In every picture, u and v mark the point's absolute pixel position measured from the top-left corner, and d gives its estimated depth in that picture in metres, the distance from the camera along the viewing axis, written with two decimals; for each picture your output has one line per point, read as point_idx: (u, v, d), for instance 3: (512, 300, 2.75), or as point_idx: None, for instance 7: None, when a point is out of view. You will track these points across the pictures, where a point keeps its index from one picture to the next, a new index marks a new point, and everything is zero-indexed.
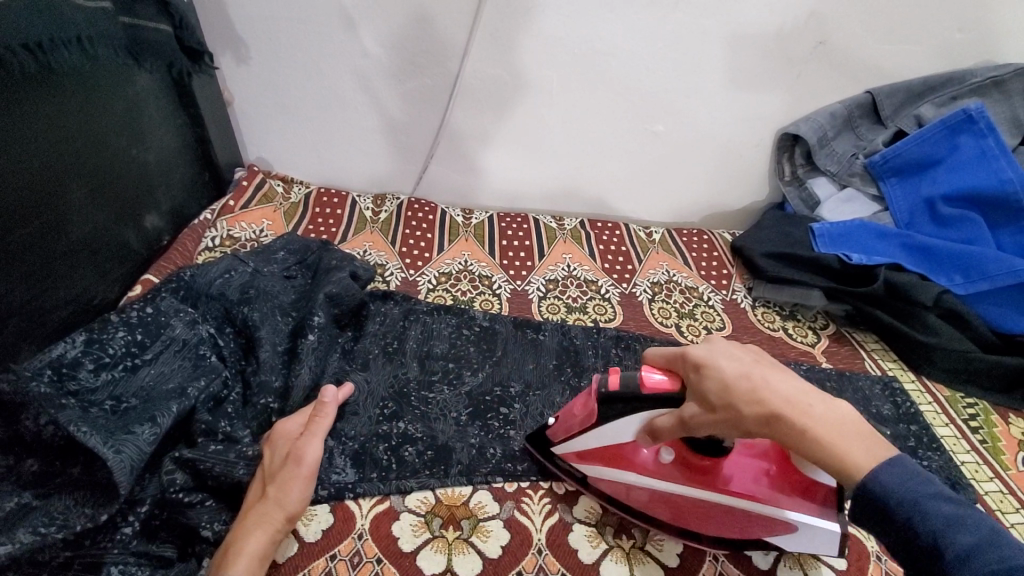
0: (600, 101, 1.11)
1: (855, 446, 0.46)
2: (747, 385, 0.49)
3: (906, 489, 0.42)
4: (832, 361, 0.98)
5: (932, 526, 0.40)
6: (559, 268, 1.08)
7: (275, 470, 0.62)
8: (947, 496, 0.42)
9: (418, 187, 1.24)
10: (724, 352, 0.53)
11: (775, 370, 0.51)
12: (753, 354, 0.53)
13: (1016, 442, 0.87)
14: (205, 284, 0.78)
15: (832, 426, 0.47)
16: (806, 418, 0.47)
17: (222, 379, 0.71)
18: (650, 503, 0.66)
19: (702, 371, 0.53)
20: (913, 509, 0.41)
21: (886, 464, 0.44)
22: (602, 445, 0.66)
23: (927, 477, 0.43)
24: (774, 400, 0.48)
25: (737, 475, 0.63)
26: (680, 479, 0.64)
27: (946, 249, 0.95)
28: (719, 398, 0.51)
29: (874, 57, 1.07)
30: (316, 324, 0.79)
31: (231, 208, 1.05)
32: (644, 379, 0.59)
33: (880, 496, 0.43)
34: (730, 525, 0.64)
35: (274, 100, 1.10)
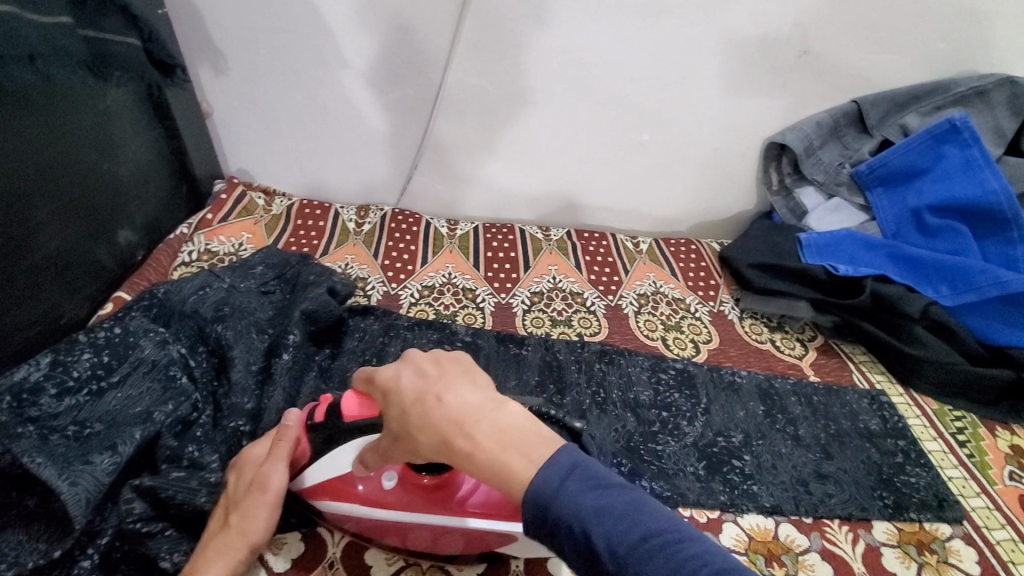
0: (583, 111, 1.10)
1: (519, 458, 0.40)
2: (419, 409, 0.43)
3: (561, 491, 0.38)
4: (820, 374, 0.96)
5: (583, 526, 0.37)
6: (544, 280, 1.07)
7: (238, 497, 0.59)
8: (598, 482, 0.39)
9: (402, 198, 1.22)
10: (412, 368, 0.46)
11: (464, 379, 0.44)
12: (439, 358, 0.45)
13: (1004, 456, 0.86)
14: (178, 302, 0.76)
15: (497, 442, 0.41)
16: (468, 437, 0.41)
17: (191, 402, 0.69)
18: (400, 532, 0.61)
19: (390, 395, 0.46)
20: (565, 509, 0.38)
21: (546, 466, 0.40)
22: (334, 477, 0.60)
23: (584, 466, 0.40)
24: (440, 423, 0.41)
25: (472, 489, 0.57)
26: (413, 502, 0.58)
27: (932, 260, 0.95)
28: (401, 426, 0.45)
29: (859, 67, 1.06)
30: (291, 343, 0.77)
31: (209, 222, 1.03)
32: (342, 408, 0.57)
33: (538, 503, 0.39)
34: (476, 541, 0.58)
35: (253, 111, 1.08)
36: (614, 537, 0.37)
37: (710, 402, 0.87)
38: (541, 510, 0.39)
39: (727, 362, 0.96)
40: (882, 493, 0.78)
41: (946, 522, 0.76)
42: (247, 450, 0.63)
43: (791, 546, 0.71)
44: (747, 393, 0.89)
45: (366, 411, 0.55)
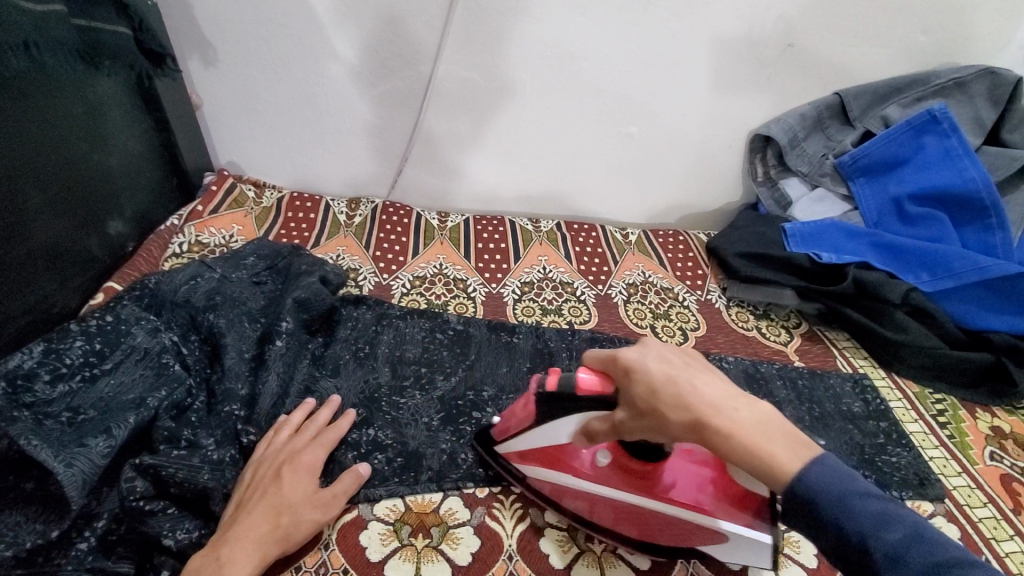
0: (573, 107, 1.12)
1: (784, 450, 0.47)
2: (671, 390, 0.50)
3: (833, 492, 0.43)
4: (805, 360, 0.98)
5: (860, 530, 0.41)
6: (535, 270, 1.08)
7: (301, 493, 0.62)
8: (872, 495, 0.43)
9: (393, 191, 1.23)
10: (655, 354, 0.53)
11: (703, 372, 0.52)
12: (683, 355, 0.53)
13: (984, 436, 0.88)
14: (169, 292, 0.77)
15: (755, 428, 0.48)
16: (726, 417, 0.48)
17: (186, 388, 0.70)
18: (586, 505, 0.66)
19: (632, 372, 0.53)
20: (838, 510, 0.43)
21: (814, 465, 0.45)
22: (544, 443, 0.67)
23: (850, 476, 0.44)
24: (695, 403, 0.49)
25: (677, 481, 0.63)
26: (618, 483, 0.64)
27: (913, 248, 0.97)
28: (646, 404, 0.52)
29: (841, 59, 1.09)
30: (284, 330, 0.77)
31: (199, 213, 1.03)
32: (578, 381, 0.59)
33: (807, 497, 0.44)
34: (664, 533, 0.63)
35: (243, 104, 1.08)
36: (892, 542, 0.40)
37: None
38: (809, 506, 0.44)
39: (714, 349, 0.98)
40: (865, 472, 0.80)
41: (928, 500, 0.78)
42: (300, 452, 0.66)
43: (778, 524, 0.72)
44: (734, 378, 0.91)
45: (605, 389, 0.57)
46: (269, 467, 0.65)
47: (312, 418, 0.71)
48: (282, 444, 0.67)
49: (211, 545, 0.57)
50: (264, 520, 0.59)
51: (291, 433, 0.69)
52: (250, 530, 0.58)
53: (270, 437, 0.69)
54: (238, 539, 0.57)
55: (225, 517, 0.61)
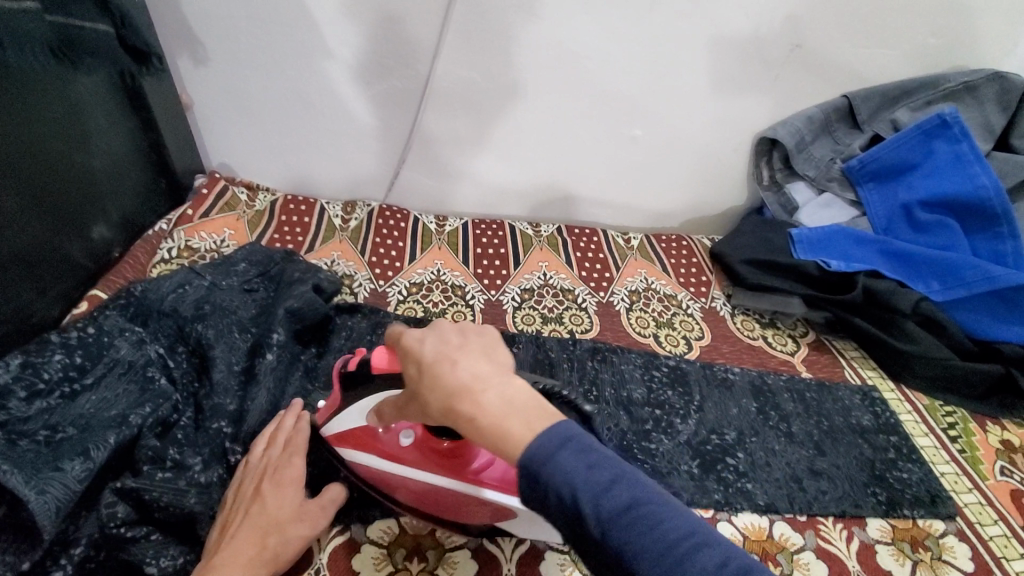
0: (574, 107, 1.09)
1: (522, 425, 0.41)
2: (432, 372, 0.46)
3: (555, 457, 0.39)
4: (812, 370, 0.95)
5: (574, 494, 0.38)
6: (535, 277, 1.05)
7: (286, 515, 0.58)
8: (589, 452, 0.40)
9: (390, 194, 1.20)
10: (436, 335, 0.48)
11: (474, 352, 0.46)
12: (464, 330, 0.48)
13: (995, 451, 0.86)
14: (156, 301, 0.74)
15: (502, 412, 0.42)
16: (475, 401, 0.43)
17: (172, 403, 0.67)
18: (402, 488, 0.63)
19: (410, 354, 0.49)
20: (554, 477, 0.39)
21: (542, 434, 0.41)
22: (351, 425, 0.63)
23: (572, 436, 0.41)
24: (452, 388, 0.44)
25: (486, 461, 0.59)
26: (427, 464, 0.61)
27: (923, 256, 0.95)
28: (415, 386, 0.48)
29: (849, 62, 1.06)
30: (275, 342, 0.74)
31: (189, 217, 1.00)
32: (371, 360, 0.58)
33: (531, 468, 0.40)
34: (468, 510, 0.61)
35: (235, 103, 1.05)
36: (604, 502, 0.38)
37: (702, 400, 0.86)
38: (533, 478, 0.40)
39: (719, 359, 0.95)
40: (875, 489, 0.77)
41: (939, 518, 0.75)
42: (276, 465, 0.61)
43: (787, 545, 0.70)
44: (740, 390, 0.88)
45: (392, 367, 0.57)
46: (248, 484, 0.60)
47: (279, 426, 0.65)
48: (258, 457, 0.63)
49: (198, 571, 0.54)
50: (249, 542, 0.55)
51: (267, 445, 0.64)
52: (237, 554, 0.54)
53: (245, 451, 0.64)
54: (223, 565, 0.53)
55: (211, 542, 0.57)
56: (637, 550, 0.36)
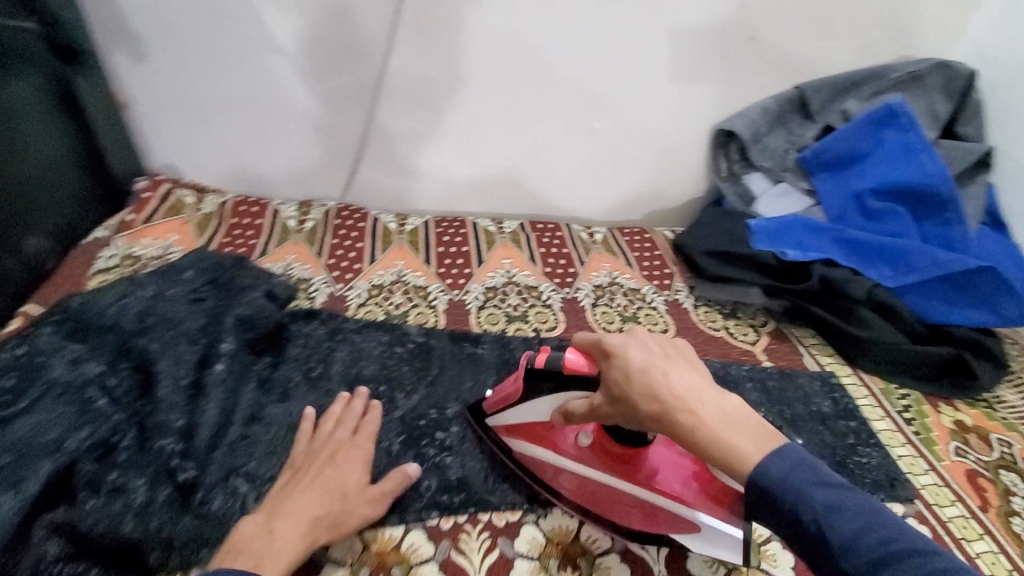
0: (533, 99, 1.08)
1: (744, 438, 0.50)
2: (644, 377, 0.54)
3: (793, 483, 0.48)
4: (774, 359, 0.97)
5: (815, 518, 0.46)
6: (499, 274, 1.04)
7: (354, 487, 0.62)
8: (828, 484, 0.47)
9: (347, 193, 1.16)
10: (638, 343, 0.57)
11: (681, 365, 0.55)
12: (666, 346, 0.57)
13: (948, 432, 0.89)
14: (95, 313, 0.70)
15: (721, 419, 0.51)
16: (692, 412, 0.52)
17: (111, 424, 0.63)
18: (565, 483, 0.68)
19: (615, 358, 0.57)
20: (795, 500, 0.47)
21: (775, 457, 0.49)
22: (529, 419, 0.68)
23: (810, 465, 0.49)
24: (665, 395, 0.53)
25: (661, 470, 0.64)
26: (598, 465, 0.66)
27: (876, 243, 0.97)
28: (618, 387, 0.56)
29: (798, 53, 1.09)
30: (225, 351, 0.72)
31: (130, 223, 0.95)
32: (564, 360, 0.62)
33: (772, 490, 0.48)
34: (632, 516, 0.65)
35: (179, 102, 1.00)
36: (846, 531, 0.44)
37: None
38: (775, 498, 0.48)
39: None
40: None
41: (898, 501, 0.78)
42: (350, 442, 0.66)
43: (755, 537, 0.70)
44: None
45: (589, 372, 0.60)
46: (322, 454, 0.65)
47: (349, 408, 0.70)
48: (328, 434, 0.67)
49: (260, 522, 0.58)
50: (318, 502, 0.59)
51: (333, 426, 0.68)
52: (301, 510, 0.58)
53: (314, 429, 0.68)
54: (288, 518, 0.57)
55: (272, 498, 0.61)
56: (874, 562, 0.43)
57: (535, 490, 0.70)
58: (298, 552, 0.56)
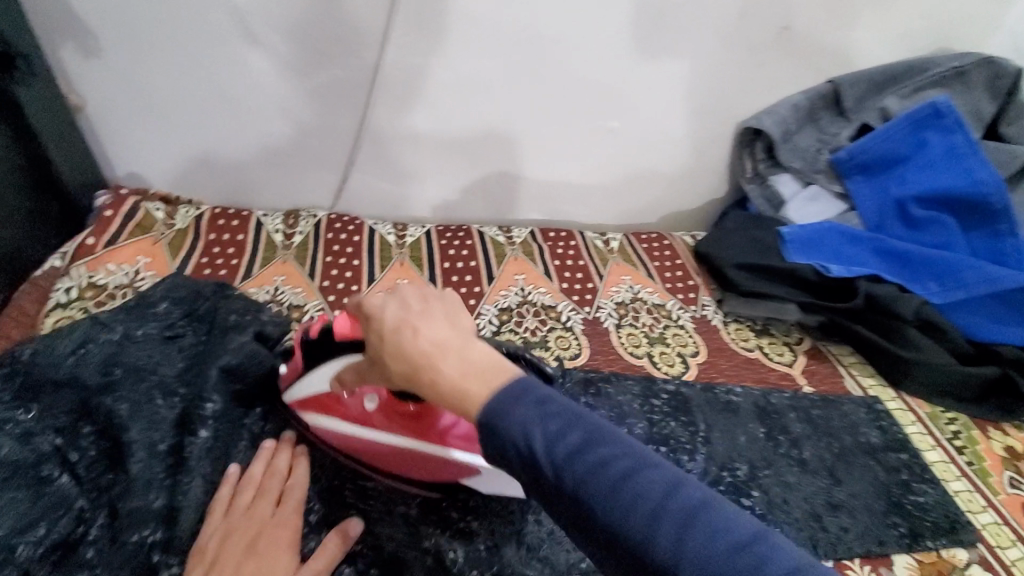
0: (542, 96, 0.98)
1: (480, 383, 0.40)
2: (394, 337, 0.43)
3: (511, 409, 0.38)
4: (814, 383, 0.89)
5: (531, 444, 0.36)
6: (512, 293, 0.94)
7: None
8: (551, 403, 0.38)
9: (338, 201, 1.04)
10: (397, 299, 0.45)
11: (436, 315, 0.44)
12: (427, 295, 0.46)
13: (1001, 460, 0.83)
14: (50, 367, 0.59)
15: (463, 370, 0.40)
16: (435, 368, 0.41)
17: (73, 515, 0.53)
18: (366, 452, 0.61)
19: (370, 321, 0.46)
20: (510, 429, 0.37)
21: (504, 390, 0.39)
22: (316, 390, 0.60)
23: (535, 389, 0.39)
24: (413, 354, 0.42)
25: (451, 419, 0.57)
26: (389, 428, 0.59)
27: (922, 256, 0.91)
28: (376, 351, 0.45)
29: (836, 44, 1.00)
30: (209, 415, 0.61)
31: (90, 248, 0.82)
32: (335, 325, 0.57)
33: (488, 422, 0.38)
34: (430, 470, 0.59)
35: (141, 102, 0.87)
36: (559, 455, 0.36)
37: (709, 429, 0.79)
38: (492, 428, 0.38)
39: (719, 377, 0.88)
40: (896, 521, 0.73)
41: (962, 546, 0.72)
42: (273, 520, 0.55)
43: None
44: (746, 414, 0.81)
45: (355, 333, 0.56)
46: (238, 539, 0.52)
47: (271, 470, 0.59)
48: (245, 507, 0.55)
49: None
50: None
51: (252, 495, 0.57)
52: None
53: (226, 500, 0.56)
54: None
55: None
56: (588, 488, 0.35)
57: (576, 558, 0.61)
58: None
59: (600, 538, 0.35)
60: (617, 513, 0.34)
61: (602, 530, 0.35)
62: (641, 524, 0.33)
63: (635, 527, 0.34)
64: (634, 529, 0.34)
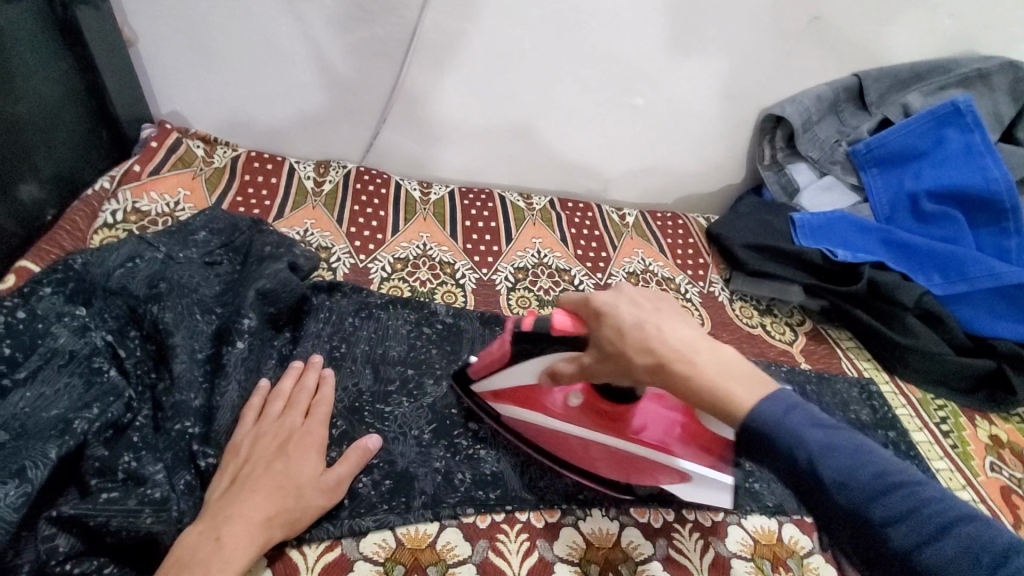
0: (574, 69, 1.01)
1: (743, 385, 0.45)
2: (638, 334, 0.50)
3: (787, 422, 0.43)
4: (811, 361, 0.93)
5: (812, 456, 0.41)
6: (529, 254, 0.98)
7: (302, 483, 0.55)
8: (828, 424, 0.43)
9: (368, 155, 1.08)
10: (628, 299, 0.53)
11: (675, 318, 0.51)
12: (654, 298, 0.53)
13: (984, 446, 0.87)
14: (101, 276, 0.63)
15: (719, 370, 0.47)
16: (689, 364, 0.47)
17: (123, 401, 0.57)
18: (554, 445, 0.66)
19: (604, 317, 0.53)
20: (787, 440, 0.42)
21: (773, 401, 0.44)
22: (518, 383, 0.66)
23: (811, 409, 0.43)
24: (661, 348, 0.48)
25: (645, 424, 0.64)
26: (587, 424, 0.64)
27: (928, 248, 0.94)
28: (612, 345, 0.52)
29: (863, 38, 1.02)
30: (247, 329, 0.65)
31: (137, 174, 0.87)
32: (551, 321, 0.58)
33: (761, 429, 0.43)
34: (624, 469, 0.64)
35: (188, 43, 0.91)
36: (843, 471, 0.40)
37: None
38: (767, 437, 0.43)
39: None
40: None
41: None
42: (302, 428, 0.59)
43: (797, 548, 0.66)
44: None
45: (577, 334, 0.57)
46: (269, 441, 0.57)
47: (300, 385, 0.64)
48: (275, 416, 0.60)
49: (205, 521, 0.50)
50: (270, 500, 0.53)
51: (283, 405, 0.62)
52: (250, 512, 0.51)
53: (261, 407, 0.61)
54: (236, 521, 0.50)
55: (216, 497, 0.53)
56: (878, 514, 0.38)
57: (575, 489, 0.65)
58: (253, 556, 0.50)
59: (889, 560, 0.38)
60: (916, 543, 0.37)
61: (889, 550, 0.38)
62: (944, 557, 0.36)
63: (934, 558, 0.36)
64: (928, 553, 0.37)
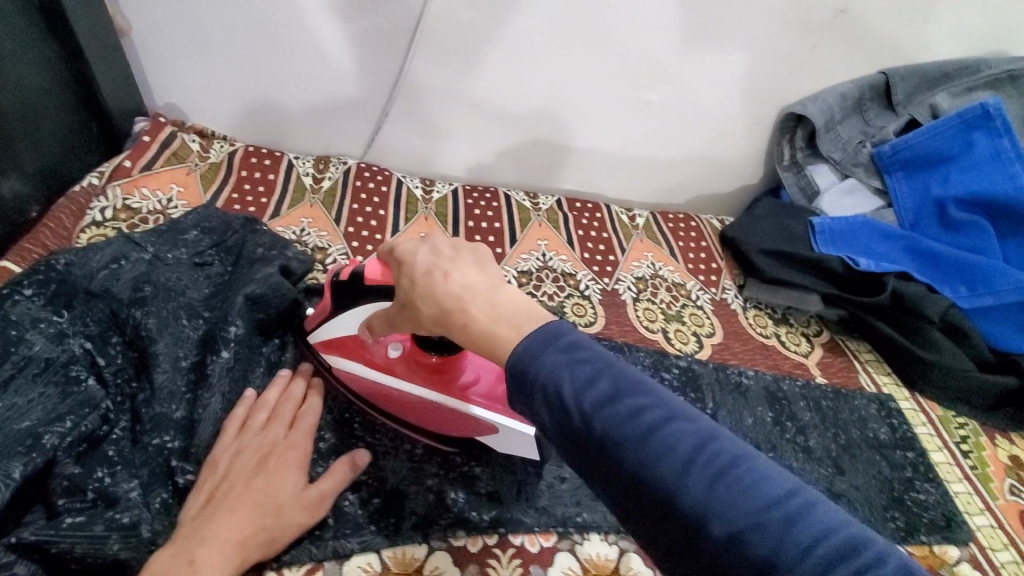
0: (585, 61, 0.96)
1: (511, 329, 0.41)
2: (425, 282, 0.45)
3: (541, 356, 0.38)
4: (828, 375, 0.89)
5: (559, 389, 0.37)
6: (533, 257, 0.94)
7: (283, 501, 0.52)
8: (579, 350, 0.39)
9: (369, 152, 1.04)
10: (430, 246, 0.47)
11: (468, 261, 0.46)
12: (459, 244, 0.47)
13: (1004, 468, 0.83)
14: (84, 278, 0.61)
15: (493, 315, 0.42)
16: (466, 312, 0.43)
17: (99, 414, 0.54)
18: (381, 398, 0.64)
19: (402, 264, 0.48)
20: (539, 375, 0.38)
21: (535, 335, 0.39)
22: (341, 333, 0.63)
23: (567, 337, 0.39)
24: (442, 298, 0.44)
25: (475, 378, 0.61)
26: (410, 376, 0.62)
27: (954, 259, 0.89)
28: (407, 296, 0.48)
29: (893, 34, 0.97)
30: (233, 337, 0.62)
31: (127, 171, 0.84)
32: (364, 270, 0.57)
33: (517, 367, 0.39)
34: (443, 421, 0.62)
35: (187, 32, 0.88)
36: (588, 400, 0.36)
37: (717, 407, 0.79)
38: (523, 374, 0.39)
39: (732, 360, 0.87)
40: (893, 513, 0.73)
41: (954, 544, 0.72)
42: (286, 440, 0.56)
43: None
44: (755, 397, 0.81)
45: (384, 282, 0.56)
46: (249, 456, 0.54)
47: (285, 395, 0.60)
48: (258, 428, 0.57)
49: (180, 541, 0.48)
50: (249, 518, 0.50)
51: (267, 417, 0.58)
52: (228, 531, 0.48)
53: (244, 417, 0.58)
54: (212, 541, 0.48)
55: (192, 516, 0.50)
56: (618, 441, 0.35)
57: (573, 511, 0.62)
58: None
59: (626, 488, 0.35)
60: (650, 466, 0.34)
61: (630, 479, 0.35)
62: (676, 476, 0.34)
63: (665, 477, 0.34)
64: (662, 475, 0.34)
